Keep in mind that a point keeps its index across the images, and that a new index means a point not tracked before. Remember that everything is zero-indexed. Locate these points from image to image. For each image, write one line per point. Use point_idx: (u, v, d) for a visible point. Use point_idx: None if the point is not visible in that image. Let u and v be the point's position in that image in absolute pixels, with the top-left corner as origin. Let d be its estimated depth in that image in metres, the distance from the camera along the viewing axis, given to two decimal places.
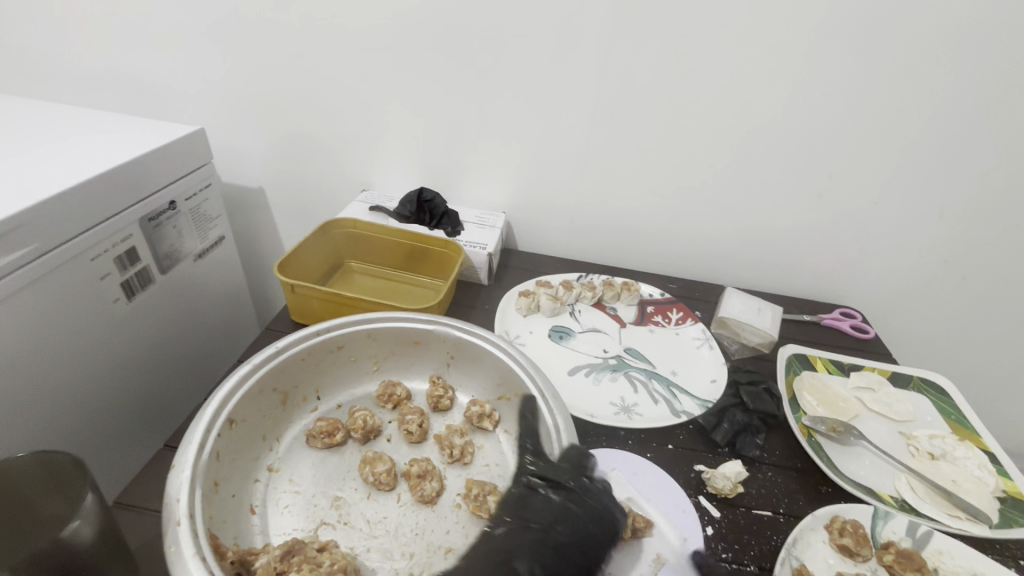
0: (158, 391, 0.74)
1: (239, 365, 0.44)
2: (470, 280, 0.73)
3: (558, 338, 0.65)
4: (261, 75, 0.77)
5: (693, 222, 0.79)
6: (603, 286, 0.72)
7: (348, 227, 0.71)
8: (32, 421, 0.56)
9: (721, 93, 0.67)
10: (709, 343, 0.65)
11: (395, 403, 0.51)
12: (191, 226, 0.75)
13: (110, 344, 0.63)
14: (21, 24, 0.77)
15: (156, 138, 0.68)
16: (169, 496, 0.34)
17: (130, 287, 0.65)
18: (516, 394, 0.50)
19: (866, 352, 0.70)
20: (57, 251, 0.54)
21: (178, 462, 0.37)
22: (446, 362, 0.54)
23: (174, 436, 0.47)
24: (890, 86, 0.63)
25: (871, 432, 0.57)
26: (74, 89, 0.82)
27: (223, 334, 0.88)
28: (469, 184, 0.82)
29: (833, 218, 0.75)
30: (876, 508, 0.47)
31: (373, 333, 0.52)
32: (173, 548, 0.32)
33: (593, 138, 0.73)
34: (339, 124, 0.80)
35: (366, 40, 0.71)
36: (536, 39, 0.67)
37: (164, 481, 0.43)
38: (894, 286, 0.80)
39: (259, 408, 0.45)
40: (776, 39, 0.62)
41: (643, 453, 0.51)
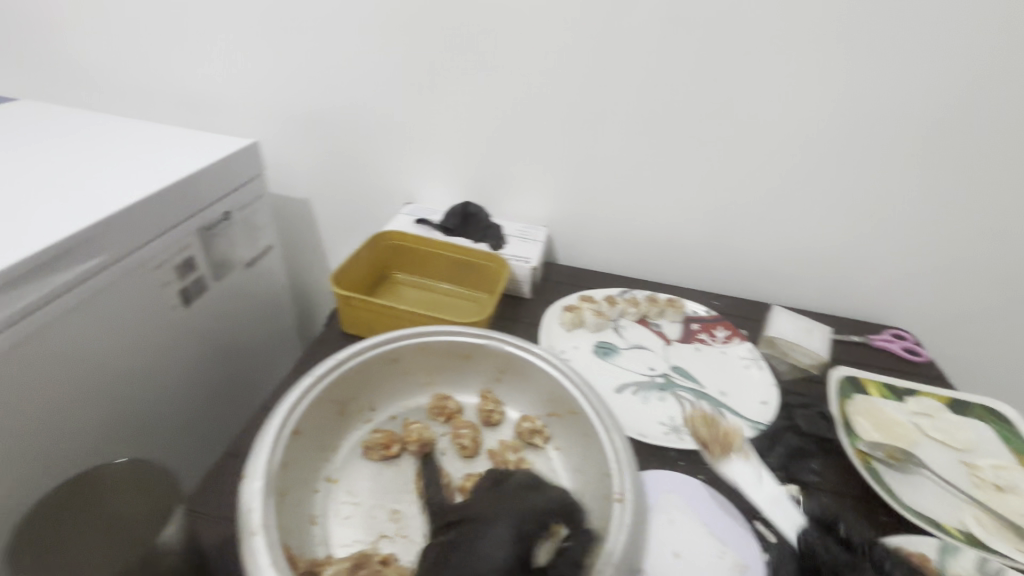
0: (211, 396, 0.76)
1: (302, 377, 0.46)
2: (513, 294, 0.74)
3: (603, 354, 0.65)
4: (311, 89, 0.79)
5: (738, 239, 0.78)
6: (646, 302, 0.71)
7: (395, 240, 0.73)
8: (98, 423, 0.58)
9: (770, 109, 0.67)
10: (758, 363, 0.64)
11: (447, 417, 0.52)
12: (242, 236, 0.77)
13: (167, 349, 0.66)
14: (91, 42, 0.81)
15: (214, 150, 0.70)
16: (245, 505, 0.35)
17: (187, 294, 0.67)
18: (567, 411, 0.50)
19: (921, 376, 0.68)
20: (125, 259, 0.57)
21: (249, 472, 0.38)
22: (495, 377, 0.54)
23: (233, 445, 0.47)
24: (946, 103, 0.62)
25: (931, 460, 0.55)
26: (135, 102, 0.86)
27: (269, 342, 0.89)
28: (511, 198, 0.82)
29: (884, 237, 0.73)
30: (942, 541, 0.46)
31: (426, 346, 0.52)
32: (252, 557, 0.33)
33: (638, 154, 0.73)
34: (385, 138, 0.81)
35: (415, 56, 0.73)
36: (584, 55, 0.68)
37: (226, 488, 0.43)
38: (948, 308, 0.78)
39: (320, 419, 0.46)
40: (829, 55, 0.62)
41: (695, 475, 0.51)
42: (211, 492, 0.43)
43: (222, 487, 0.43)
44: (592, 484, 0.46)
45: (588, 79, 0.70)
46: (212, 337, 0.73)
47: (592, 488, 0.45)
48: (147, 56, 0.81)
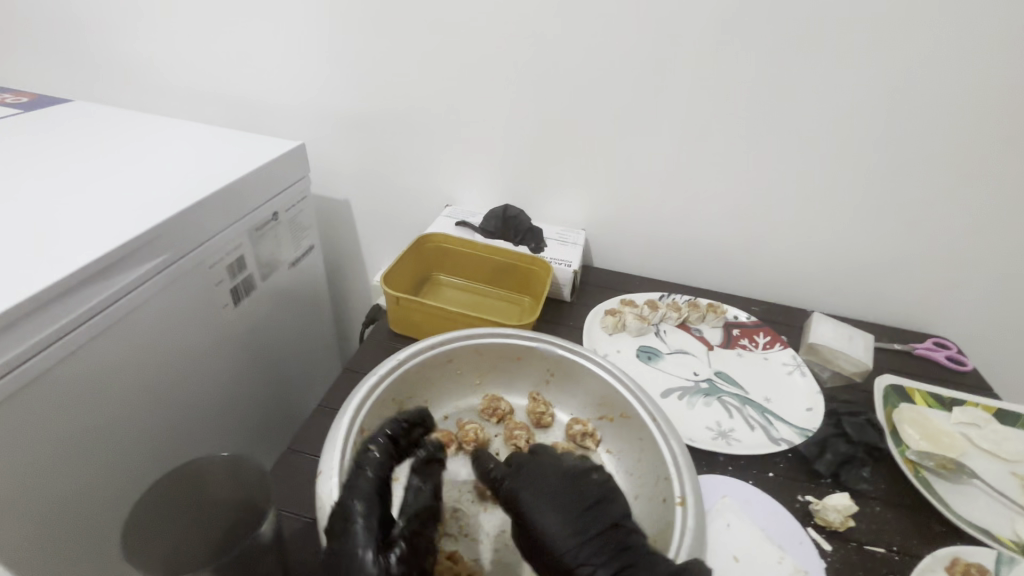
0: (257, 392, 0.77)
1: (366, 376, 0.47)
2: (554, 296, 0.74)
3: (647, 358, 0.65)
4: (355, 93, 0.80)
5: (778, 245, 0.78)
6: (688, 307, 0.72)
7: (439, 242, 0.74)
8: (157, 418, 0.60)
9: (818, 118, 0.66)
10: (802, 370, 0.64)
11: (499, 418, 0.52)
12: (288, 236, 0.78)
13: (219, 346, 0.67)
14: (144, 46, 0.84)
15: (263, 152, 0.72)
16: (323, 501, 0.37)
17: (237, 293, 0.69)
18: (619, 414, 0.51)
19: (966, 386, 0.67)
20: (183, 259, 0.58)
21: (325, 468, 0.39)
22: (545, 380, 0.55)
23: (294, 440, 0.48)
24: (1002, 113, 0.61)
25: (981, 471, 0.54)
26: (184, 104, 0.88)
27: (309, 339, 0.91)
28: (550, 201, 0.83)
29: (929, 245, 0.73)
30: (999, 552, 0.45)
31: (480, 348, 0.54)
32: (334, 552, 0.34)
33: (680, 159, 0.74)
34: (427, 140, 0.82)
35: (460, 61, 0.74)
36: (629, 61, 0.68)
37: (295, 483, 0.45)
38: (991, 317, 0.77)
39: (382, 418, 0.48)
40: (880, 64, 0.61)
41: (746, 480, 0.52)
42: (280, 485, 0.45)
43: (290, 481, 0.45)
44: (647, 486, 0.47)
45: (633, 87, 0.70)
46: (258, 335, 0.75)
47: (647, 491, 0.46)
48: (197, 59, 0.83)
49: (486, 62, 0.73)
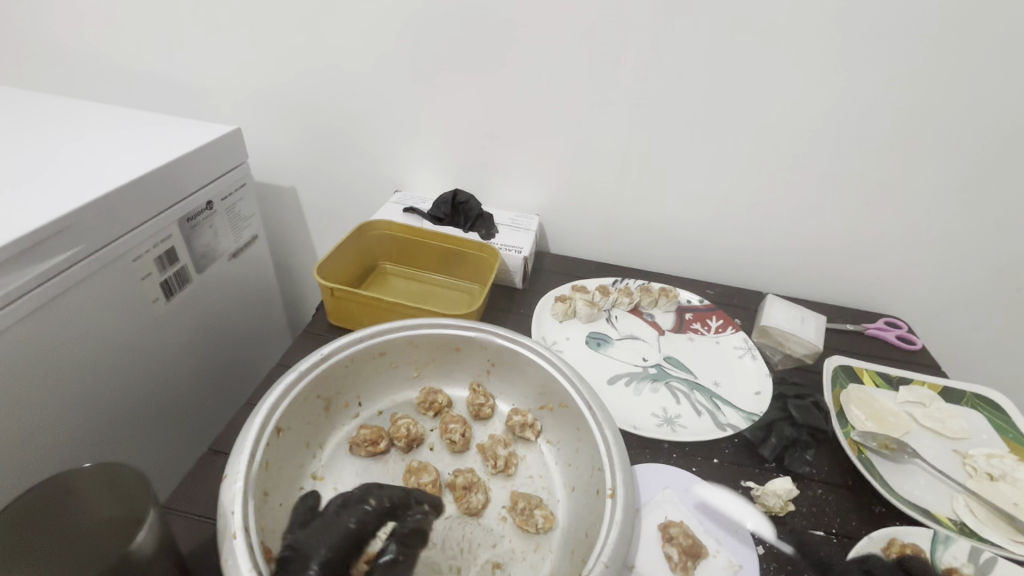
0: (195, 390, 0.74)
1: (286, 372, 0.45)
2: (504, 284, 0.72)
3: (596, 345, 0.64)
4: (296, 75, 0.76)
5: (732, 227, 0.77)
6: (640, 291, 0.70)
7: (384, 229, 0.71)
8: (76, 422, 0.56)
9: (770, 96, 0.64)
10: (752, 353, 0.64)
11: (436, 411, 0.51)
12: (227, 226, 0.75)
13: (149, 343, 0.64)
14: (63, 23, 0.78)
15: (195, 137, 0.68)
16: (225, 507, 0.35)
17: (168, 286, 0.65)
18: (559, 404, 0.50)
19: (913, 365, 0.68)
20: (102, 252, 0.54)
21: (230, 472, 0.37)
22: (486, 370, 0.54)
23: (217, 441, 0.46)
24: (949, 91, 0.60)
25: (924, 450, 0.54)
26: (114, 87, 0.83)
27: (255, 334, 0.87)
28: (502, 185, 0.81)
29: (880, 225, 0.72)
30: (935, 531, 0.45)
31: (415, 339, 0.51)
32: (229, 561, 0.32)
33: (632, 140, 0.71)
34: (372, 125, 0.79)
35: (402, 39, 0.70)
36: (576, 38, 0.65)
37: (215, 488, 0.42)
38: (940, 296, 0.77)
39: (305, 415, 0.45)
40: (829, 40, 0.59)
41: (689, 467, 0.50)
42: (193, 490, 0.42)
43: (205, 486, 0.42)
44: (583, 476, 0.45)
45: (582, 67, 0.67)
46: (195, 331, 0.72)
47: (583, 481, 0.45)
48: (123, 38, 0.77)
49: (431, 41, 0.70)
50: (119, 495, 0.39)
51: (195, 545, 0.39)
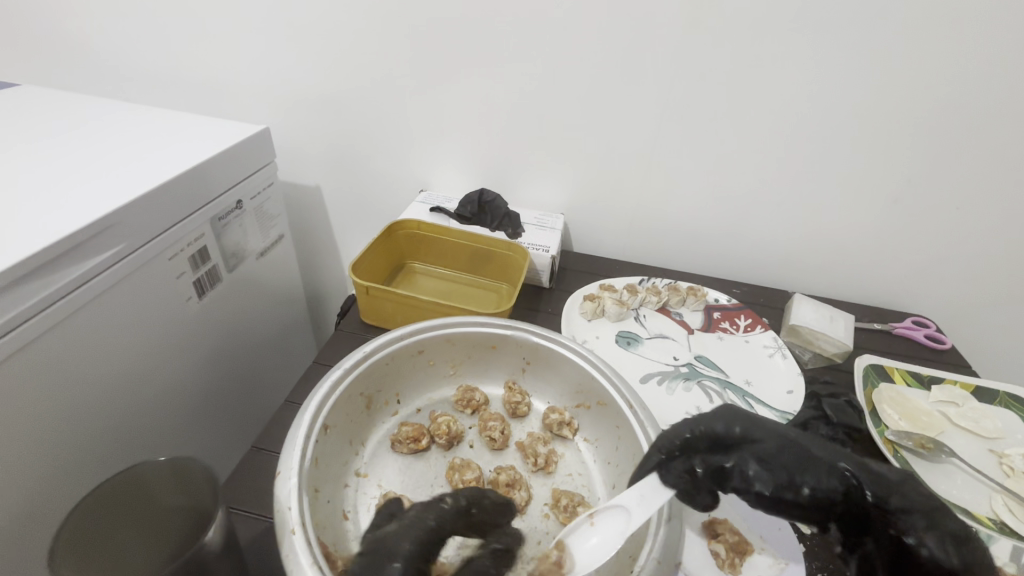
0: (225, 388, 0.75)
1: (330, 369, 0.45)
2: (531, 283, 0.72)
3: (626, 344, 0.64)
4: (322, 75, 0.77)
5: (758, 226, 0.77)
6: (668, 290, 0.71)
7: (413, 228, 0.72)
8: (116, 421, 0.57)
9: (800, 96, 0.64)
10: (783, 352, 0.64)
11: (473, 409, 0.51)
12: (254, 225, 0.75)
13: (182, 341, 0.64)
14: (91, 25, 0.78)
15: (226, 137, 0.68)
16: (281, 503, 0.35)
17: (201, 285, 0.66)
18: (596, 402, 0.50)
19: (943, 364, 0.67)
20: (139, 252, 0.55)
21: (283, 468, 0.37)
22: (521, 368, 0.54)
23: (260, 438, 0.46)
24: (981, 90, 0.60)
25: (960, 449, 0.54)
26: (142, 88, 0.84)
27: (280, 334, 0.88)
28: (526, 184, 0.81)
29: (907, 224, 0.72)
30: (977, 530, 0.45)
31: (452, 337, 0.52)
32: (290, 556, 0.32)
33: (660, 139, 0.71)
34: (398, 125, 0.79)
35: (427, 39, 0.70)
36: (604, 38, 0.65)
37: (263, 483, 0.43)
38: (967, 295, 0.77)
39: (348, 413, 0.46)
40: (861, 39, 0.59)
41: None
42: (240, 486, 0.42)
43: (251, 482, 0.43)
44: (623, 475, 0.45)
45: (610, 66, 0.67)
46: (226, 329, 0.72)
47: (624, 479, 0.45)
48: (152, 40, 0.78)
49: (458, 42, 0.70)
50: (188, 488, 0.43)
51: (251, 538, 0.40)
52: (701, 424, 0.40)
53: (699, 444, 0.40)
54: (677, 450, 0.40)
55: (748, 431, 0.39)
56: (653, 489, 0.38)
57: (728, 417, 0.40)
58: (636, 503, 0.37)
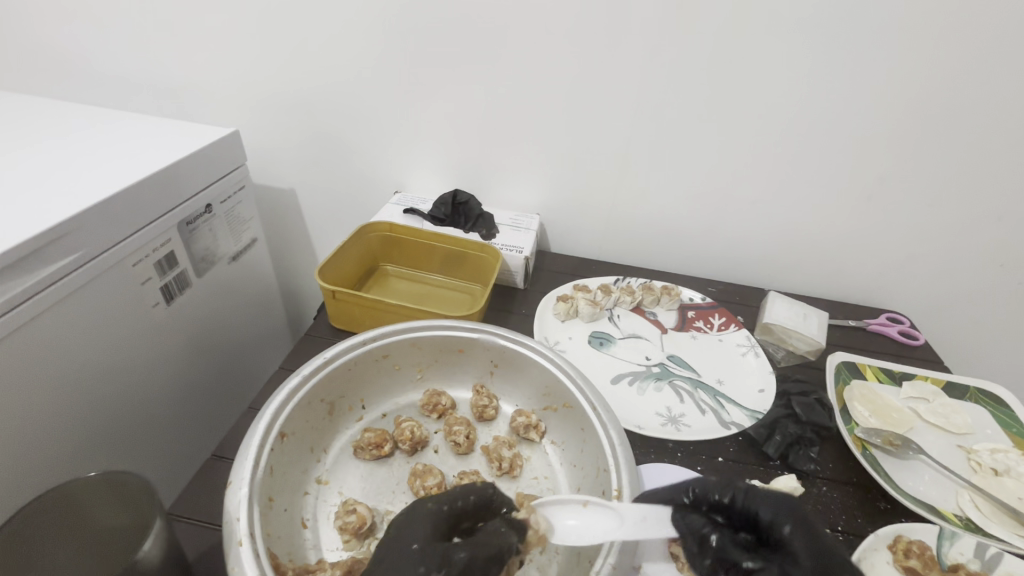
0: (198, 393, 0.74)
1: (289, 376, 0.44)
2: (506, 284, 0.72)
3: (598, 344, 0.64)
4: (292, 76, 0.76)
5: (733, 224, 0.77)
6: (642, 290, 0.70)
7: (385, 230, 0.71)
8: (81, 429, 0.56)
9: (772, 94, 0.64)
10: (755, 351, 0.64)
11: (439, 413, 0.51)
12: (225, 229, 0.74)
13: (150, 348, 0.63)
14: (55, 26, 0.77)
15: (193, 139, 0.67)
16: (230, 514, 0.34)
17: (169, 291, 0.65)
18: (563, 405, 0.50)
19: (916, 360, 0.68)
20: (101, 258, 0.54)
21: (235, 478, 0.37)
22: (489, 371, 0.54)
23: (222, 446, 0.46)
24: (950, 85, 0.60)
25: (928, 445, 0.54)
26: (110, 90, 0.83)
27: (255, 337, 0.87)
28: (502, 185, 0.80)
29: (881, 220, 0.72)
30: (941, 527, 0.45)
31: (417, 341, 0.51)
32: (236, 569, 0.32)
33: (633, 139, 0.71)
34: (372, 126, 0.78)
35: (398, 39, 0.70)
36: (574, 36, 0.65)
37: (221, 492, 0.42)
38: (941, 291, 0.77)
39: (309, 420, 0.45)
40: (831, 35, 0.59)
41: (694, 467, 0.50)
42: (198, 495, 0.42)
43: (209, 491, 0.42)
44: (588, 478, 0.45)
45: (582, 65, 0.67)
46: (196, 335, 0.71)
47: (588, 482, 0.45)
48: (119, 42, 0.77)
49: (430, 42, 0.69)
50: (123, 504, 0.37)
51: (202, 552, 0.39)
52: (753, 502, 0.36)
53: (734, 516, 0.37)
54: (707, 505, 0.37)
55: (782, 536, 0.34)
56: (659, 517, 0.37)
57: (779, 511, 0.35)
58: (634, 522, 0.37)
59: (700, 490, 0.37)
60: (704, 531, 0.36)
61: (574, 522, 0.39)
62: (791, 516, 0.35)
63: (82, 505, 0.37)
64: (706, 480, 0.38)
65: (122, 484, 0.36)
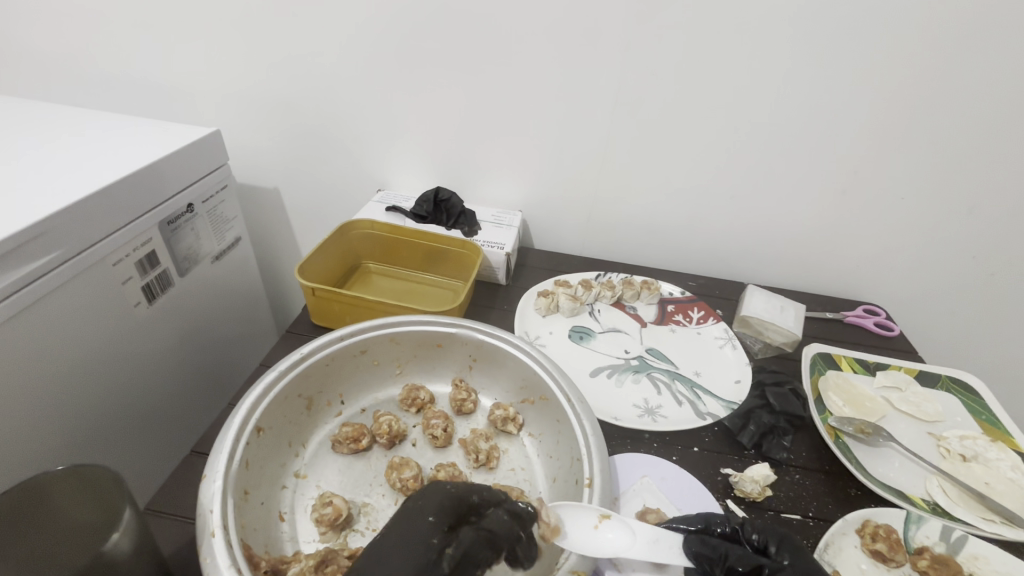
0: (181, 393, 0.74)
1: (266, 372, 0.45)
2: (487, 280, 0.73)
3: (578, 338, 0.65)
4: (273, 75, 0.76)
5: (713, 219, 0.78)
6: (622, 285, 0.71)
7: (367, 228, 0.71)
8: (62, 428, 0.56)
9: (746, 90, 0.65)
10: (733, 343, 0.65)
11: (418, 407, 0.51)
12: (208, 228, 0.75)
13: (131, 347, 0.63)
14: (35, 26, 0.77)
15: (174, 139, 0.67)
16: (203, 506, 0.35)
17: (150, 290, 0.65)
18: (539, 397, 0.50)
19: (891, 350, 0.69)
20: (81, 257, 0.54)
21: (209, 471, 0.37)
22: (468, 366, 0.54)
23: (200, 442, 0.46)
24: (919, 80, 0.61)
25: (899, 433, 0.56)
26: (92, 90, 0.82)
27: (239, 336, 0.88)
28: (484, 182, 0.81)
29: (856, 213, 0.73)
30: (908, 512, 0.46)
31: (395, 336, 0.52)
32: (208, 559, 0.32)
33: (612, 135, 0.72)
34: (354, 125, 0.79)
35: (377, 37, 0.70)
36: (551, 33, 0.65)
37: (197, 487, 0.43)
38: (916, 283, 0.79)
39: (286, 415, 0.46)
40: (802, 31, 0.60)
41: (669, 457, 0.51)
42: (173, 491, 0.42)
43: (185, 487, 0.43)
44: (563, 468, 0.46)
45: (559, 62, 0.67)
46: (179, 335, 0.72)
47: (563, 472, 0.46)
48: (100, 42, 0.77)
49: (409, 40, 0.69)
50: (95, 500, 0.37)
51: (177, 547, 0.39)
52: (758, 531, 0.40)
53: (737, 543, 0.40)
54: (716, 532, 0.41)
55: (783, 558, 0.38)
56: (670, 544, 0.40)
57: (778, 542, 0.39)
58: (646, 541, 0.39)
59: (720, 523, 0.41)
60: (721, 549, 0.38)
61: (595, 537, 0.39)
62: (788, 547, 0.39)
63: (58, 496, 0.37)
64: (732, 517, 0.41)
65: (94, 480, 0.36)
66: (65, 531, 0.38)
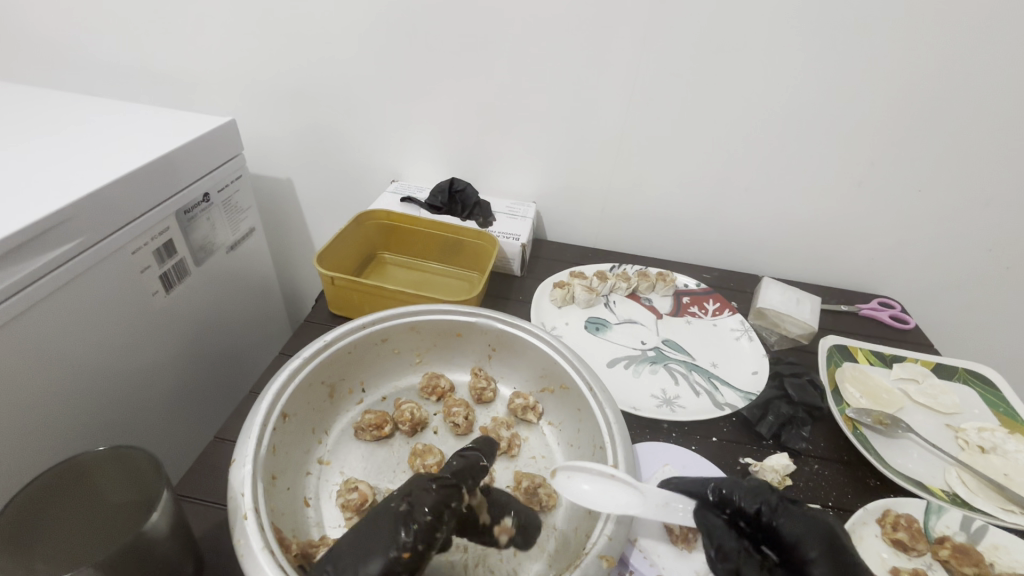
0: (197, 381, 0.75)
1: (289, 359, 0.45)
2: (502, 271, 0.73)
3: (594, 329, 0.65)
4: (286, 66, 0.76)
5: (728, 211, 0.77)
6: (637, 276, 0.72)
7: (382, 219, 0.71)
8: (82, 415, 0.57)
9: (764, 82, 0.64)
10: (749, 335, 0.65)
11: (439, 396, 0.51)
12: (223, 218, 0.75)
13: (149, 335, 0.64)
14: (48, 16, 0.76)
15: (190, 130, 0.67)
16: (235, 490, 0.35)
17: (167, 279, 0.65)
18: (560, 386, 0.51)
19: (906, 343, 0.69)
20: (99, 245, 0.54)
21: (238, 456, 0.37)
22: (487, 355, 0.54)
23: (224, 428, 0.47)
24: (938, 73, 0.61)
25: (916, 424, 0.56)
26: (105, 80, 0.82)
27: (253, 326, 0.88)
28: (498, 173, 0.81)
29: (871, 206, 0.73)
30: (928, 502, 0.46)
31: (416, 325, 0.52)
32: (242, 541, 0.33)
33: (627, 127, 0.72)
34: (368, 116, 0.79)
35: (391, 28, 0.70)
36: (567, 25, 0.65)
37: (223, 473, 0.43)
38: (932, 275, 0.79)
39: (309, 401, 0.46)
40: (821, 23, 0.59)
41: (688, 446, 0.51)
42: (200, 476, 0.43)
43: (211, 473, 0.43)
44: (585, 456, 0.46)
45: (575, 53, 0.67)
46: (194, 324, 0.72)
47: (585, 460, 0.46)
48: (113, 32, 0.76)
49: (423, 31, 0.69)
50: (132, 479, 0.38)
51: (208, 529, 0.40)
52: (780, 521, 0.38)
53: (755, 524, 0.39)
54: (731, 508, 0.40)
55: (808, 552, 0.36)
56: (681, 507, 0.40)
57: (811, 537, 0.37)
58: (655, 504, 0.39)
59: (726, 489, 0.40)
60: (759, 505, 0.39)
61: (587, 489, 0.40)
62: (820, 541, 0.36)
63: (93, 478, 0.38)
64: (733, 482, 0.41)
65: (131, 460, 0.37)
66: (101, 513, 0.39)
